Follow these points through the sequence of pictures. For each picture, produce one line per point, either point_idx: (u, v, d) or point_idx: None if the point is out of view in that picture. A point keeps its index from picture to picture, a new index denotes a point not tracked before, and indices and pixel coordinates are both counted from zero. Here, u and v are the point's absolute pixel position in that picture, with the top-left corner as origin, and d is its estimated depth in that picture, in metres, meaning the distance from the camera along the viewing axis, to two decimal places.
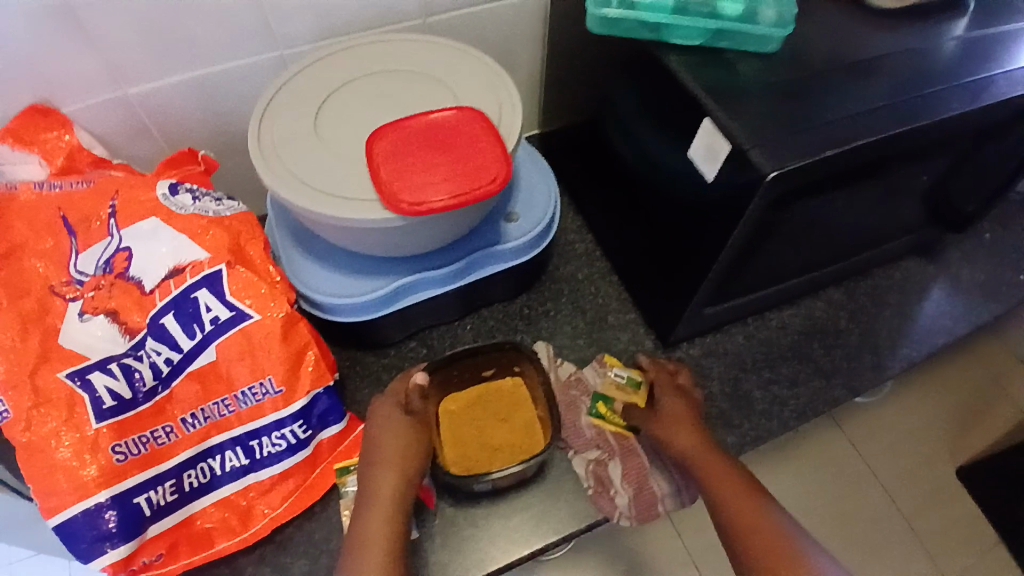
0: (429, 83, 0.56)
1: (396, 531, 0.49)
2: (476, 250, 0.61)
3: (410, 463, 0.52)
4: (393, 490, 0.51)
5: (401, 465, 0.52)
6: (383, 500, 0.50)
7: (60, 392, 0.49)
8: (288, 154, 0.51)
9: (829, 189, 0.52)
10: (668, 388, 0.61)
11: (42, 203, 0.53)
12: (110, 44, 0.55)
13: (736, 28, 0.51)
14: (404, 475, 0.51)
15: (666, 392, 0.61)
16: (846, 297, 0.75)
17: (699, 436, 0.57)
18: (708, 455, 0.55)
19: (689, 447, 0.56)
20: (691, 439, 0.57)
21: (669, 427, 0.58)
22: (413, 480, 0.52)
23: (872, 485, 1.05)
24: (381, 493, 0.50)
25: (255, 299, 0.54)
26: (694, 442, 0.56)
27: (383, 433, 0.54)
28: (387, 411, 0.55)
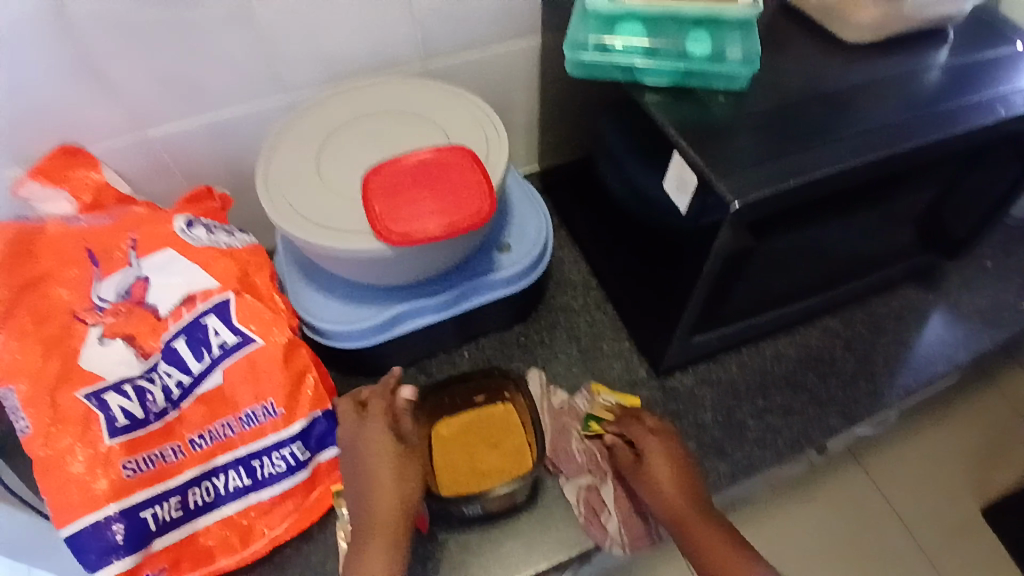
0: (424, 125, 0.61)
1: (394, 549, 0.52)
2: (469, 280, 0.64)
3: (405, 485, 0.54)
4: (394, 510, 0.53)
5: (402, 483, 0.54)
6: (383, 515, 0.52)
7: (76, 410, 0.52)
8: (291, 192, 0.55)
9: (804, 218, 0.54)
10: (650, 438, 0.58)
11: (68, 236, 0.57)
12: (132, 91, 0.61)
13: (704, 69, 0.54)
14: (403, 494, 0.53)
15: (647, 440, 0.58)
16: (842, 326, 0.75)
17: (680, 492, 0.55)
18: (685, 515, 0.53)
19: (669, 504, 0.54)
20: (671, 497, 0.55)
21: (649, 482, 0.56)
22: (414, 499, 0.54)
23: (896, 528, 0.99)
24: (379, 513, 0.52)
25: (259, 325, 0.57)
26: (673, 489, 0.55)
27: (374, 451, 0.55)
28: (376, 432, 0.56)
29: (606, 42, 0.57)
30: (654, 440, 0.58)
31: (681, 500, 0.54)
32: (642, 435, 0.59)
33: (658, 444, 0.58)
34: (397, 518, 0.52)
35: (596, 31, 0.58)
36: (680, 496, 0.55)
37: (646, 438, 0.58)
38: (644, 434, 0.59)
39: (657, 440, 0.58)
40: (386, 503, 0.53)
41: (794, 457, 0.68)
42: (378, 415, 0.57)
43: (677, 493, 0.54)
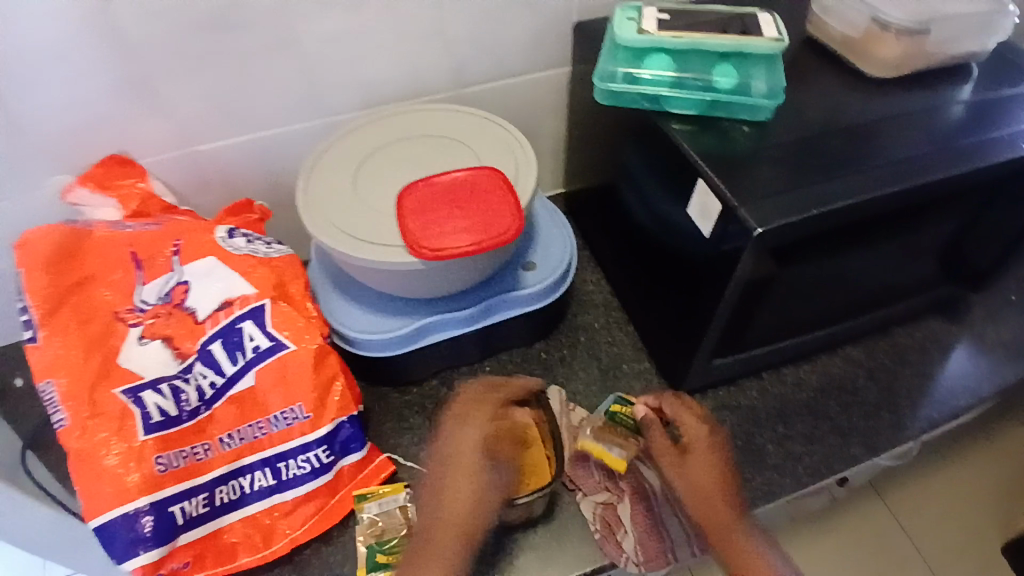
0: (457, 146, 0.63)
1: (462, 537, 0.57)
2: (494, 295, 0.66)
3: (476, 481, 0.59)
4: (466, 502, 0.58)
5: (480, 480, 0.59)
6: (461, 511, 0.57)
7: (113, 406, 0.55)
8: (329, 205, 0.58)
9: (826, 246, 0.55)
10: (691, 424, 0.65)
11: (115, 241, 0.61)
12: (185, 110, 0.65)
13: (730, 99, 0.57)
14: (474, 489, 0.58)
15: (686, 428, 0.64)
16: (865, 355, 0.75)
17: (714, 474, 0.61)
18: (716, 498, 0.59)
19: (703, 484, 0.60)
20: (705, 476, 0.61)
21: (687, 463, 0.62)
22: (490, 498, 0.58)
23: (917, 563, 1.02)
24: (451, 504, 0.58)
25: (292, 331, 0.59)
26: (705, 480, 0.60)
27: (458, 447, 0.61)
28: (467, 432, 0.62)
29: (635, 73, 0.59)
30: (695, 426, 0.64)
31: (715, 481, 0.61)
32: (682, 422, 0.65)
33: (697, 431, 0.64)
34: (468, 512, 0.57)
35: (625, 62, 0.60)
36: (713, 482, 0.60)
37: (686, 423, 0.65)
38: (686, 422, 0.65)
39: (696, 427, 0.64)
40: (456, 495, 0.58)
41: (815, 486, 0.67)
42: (474, 417, 0.63)
43: (708, 480, 0.60)
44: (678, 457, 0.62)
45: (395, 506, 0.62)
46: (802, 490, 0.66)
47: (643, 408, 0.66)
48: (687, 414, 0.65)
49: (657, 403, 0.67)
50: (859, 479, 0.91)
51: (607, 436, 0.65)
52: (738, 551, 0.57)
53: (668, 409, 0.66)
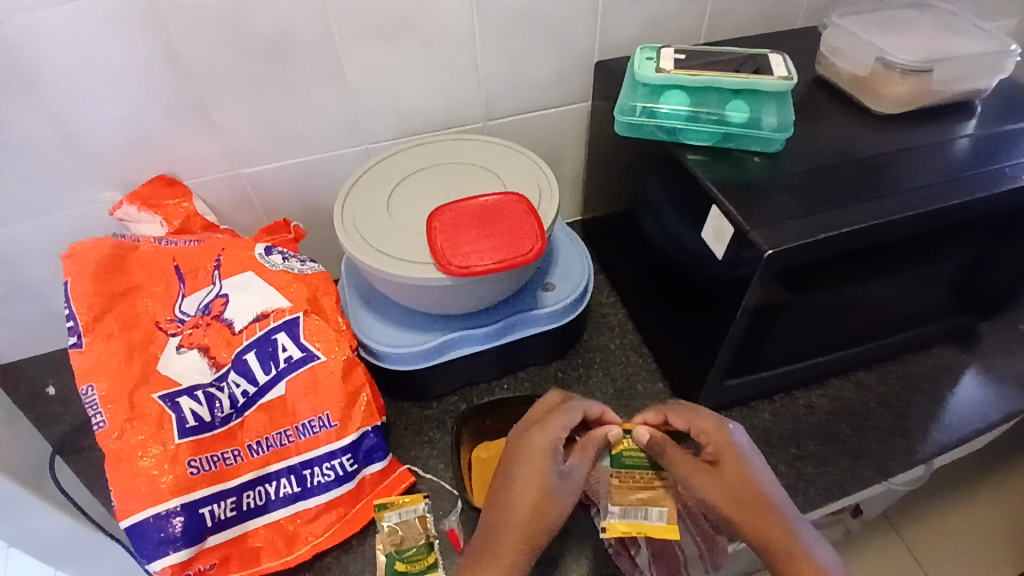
0: (484, 173, 0.68)
1: (527, 539, 0.49)
2: (515, 314, 0.69)
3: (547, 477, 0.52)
4: (533, 516, 0.50)
5: (555, 491, 0.51)
6: (529, 507, 0.50)
7: (152, 409, 0.58)
8: (364, 224, 0.62)
9: (835, 271, 0.57)
10: (705, 427, 0.55)
11: (160, 255, 0.64)
12: (233, 134, 0.70)
13: (742, 133, 0.60)
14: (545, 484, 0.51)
15: (703, 433, 0.55)
16: (876, 381, 0.76)
17: (753, 482, 0.51)
18: (757, 519, 0.49)
19: (745, 500, 0.50)
20: (745, 489, 0.50)
21: (716, 476, 0.51)
22: (557, 513, 0.51)
23: None
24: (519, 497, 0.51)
25: (323, 343, 0.62)
26: (739, 500, 0.50)
27: (538, 450, 0.53)
28: (550, 436, 0.54)
29: (653, 107, 0.64)
30: (711, 429, 0.55)
31: (753, 489, 0.50)
32: (696, 429, 0.55)
33: (721, 437, 0.54)
34: (535, 527, 0.50)
35: (643, 97, 0.65)
36: (749, 499, 0.50)
37: (703, 429, 0.55)
38: (698, 428, 0.55)
39: (714, 430, 0.55)
40: (523, 505, 0.50)
41: (827, 507, 0.68)
42: (559, 421, 0.55)
43: (740, 500, 0.50)
44: (707, 472, 0.51)
45: (414, 516, 0.64)
46: (814, 511, 0.67)
47: (645, 431, 0.55)
48: (697, 419, 0.56)
49: (662, 416, 0.58)
50: (872, 513, 0.95)
51: (629, 494, 0.52)
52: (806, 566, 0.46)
53: (676, 420, 0.57)
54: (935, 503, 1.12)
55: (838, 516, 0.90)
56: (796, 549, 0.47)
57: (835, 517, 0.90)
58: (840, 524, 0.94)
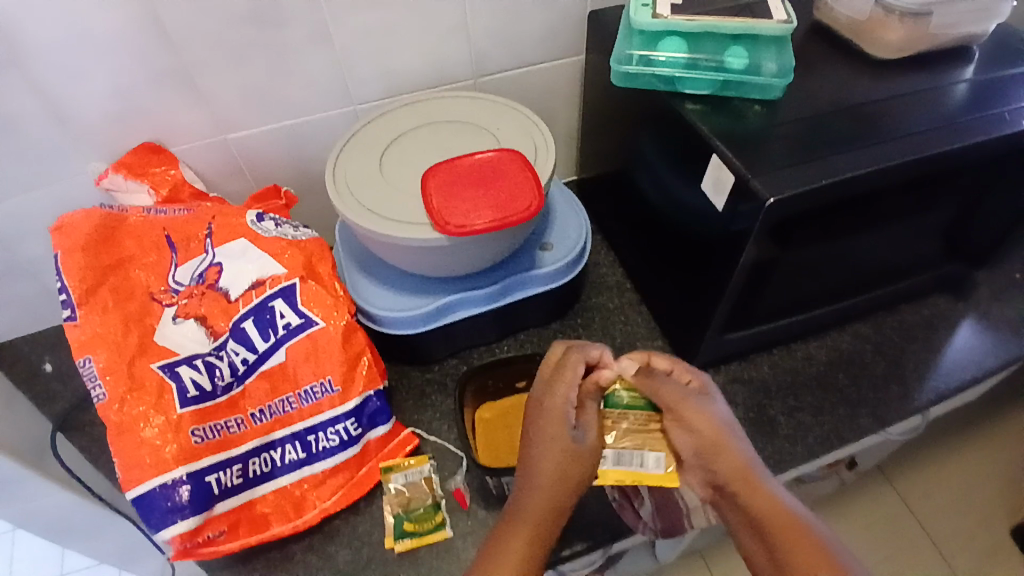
0: (477, 132, 0.66)
1: (551, 513, 0.49)
2: (514, 274, 0.68)
3: (563, 448, 0.50)
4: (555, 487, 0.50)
5: (571, 461, 0.50)
6: (548, 482, 0.50)
7: (152, 380, 0.57)
8: (356, 186, 0.61)
9: (836, 221, 0.57)
10: (687, 371, 0.55)
11: (149, 224, 0.63)
12: (215, 99, 0.67)
13: (742, 79, 0.59)
14: (563, 455, 0.50)
15: (682, 374, 0.55)
16: (873, 331, 0.77)
17: (729, 423, 0.52)
18: (738, 460, 0.49)
19: (722, 431, 0.51)
20: (721, 422, 0.51)
21: (702, 404, 0.52)
22: (578, 481, 0.50)
23: (922, 538, 1.09)
24: (537, 472, 0.50)
25: (321, 309, 0.62)
26: (719, 439, 0.50)
27: (552, 421, 0.51)
28: (560, 403, 0.52)
29: (650, 55, 0.62)
30: (693, 373, 0.55)
31: (731, 431, 0.51)
32: (677, 371, 0.55)
33: (699, 380, 0.55)
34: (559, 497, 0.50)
35: (639, 46, 0.63)
36: (728, 439, 0.50)
37: (685, 373, 0.55)
38: (680, 371, 0.55)
39: (694, 374, 0.55)
40: (547, 475, 0.50)
41: (825, 455, 0.69)
42: (568, 381, 0.53)
43: (723, 440, 0.50)
44: (695, 404, 0.51)
45: (420, 477, 0.66)
46: (814, 459, 0.68)
47: (632, 364, 0.53)
48: (679, 363, 0.55)
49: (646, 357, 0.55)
50: (867, 465, 1.00)
51: (625, 439, 0.52)
52: (778, 502, 0.47)
53: (659, 362, 0.55)
54: (926, 452, 1.15)
55: (834, 468, 0.96)
56: (768, 490, 0.48)
57: (832, 468, 0.95)
58: (836, 476, 0.99)
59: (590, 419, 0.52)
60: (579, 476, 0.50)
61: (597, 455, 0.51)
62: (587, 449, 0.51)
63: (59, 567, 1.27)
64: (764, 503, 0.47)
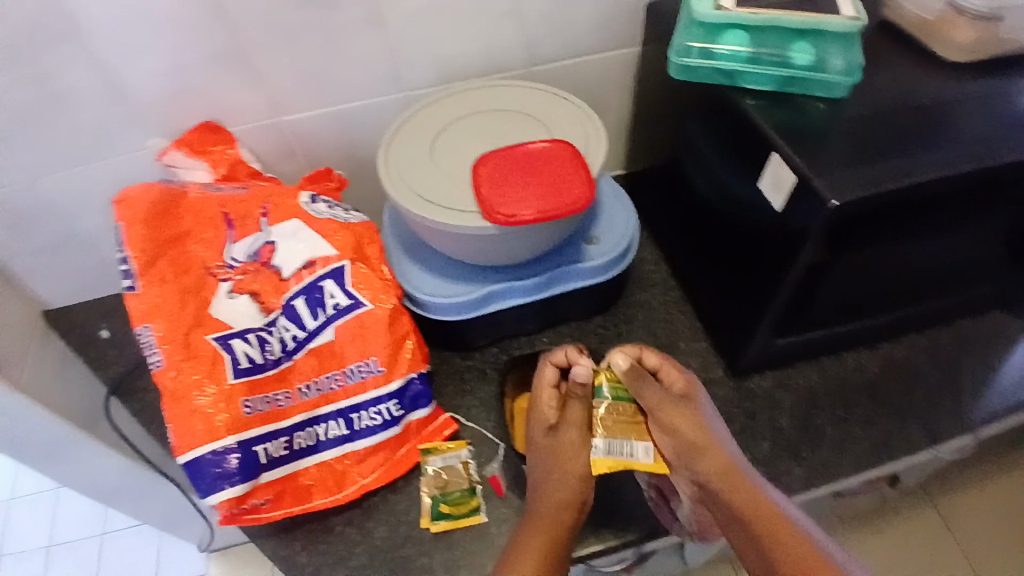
0: (530, 121, 0.66)
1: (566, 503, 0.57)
2: (559, 266, 0.68)
3: (552, 447, 0.59)
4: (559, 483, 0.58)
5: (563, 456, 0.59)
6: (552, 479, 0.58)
7: (206, 350, 0.60)
8: (408, 172, 0.61)
9: (900, 228, 0.55)
10: (673, 370, 0.59)
11: (208, 201, 0.65)
12: (274, 80, 0.69)
13: (806, 75, 0.58)
14: (554, 453, 0.59)
15: (670, 373, 0.58)
16: (928, 342, 0.74)
17: (709, 422, 0.57)
18: (717, 457, 0.56)
19: (702, 434, 0.56)
20: (701, 425, 0.56)
21: (682, 410, 0.56)
22: (579, 471, 0.58)
23: (963, 561, 1.05)
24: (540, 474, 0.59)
25: (370, 291, 0.63)
26: (701, 439, 0.56)
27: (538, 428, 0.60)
28: (542, 411, 0.60)
29: (711, 48, 0.61)
30: (678, 372, 0.59)
31: (710, 430, 0.57)
32: (665, 370, 0.59)
33: (683, 378, 0.59)
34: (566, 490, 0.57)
35: (699, 37, 0.62)
36: (707, 439, 0.56)
37: (671, 372, 0.58)
38: (668, 370, 0.59)
39: (680, 374, 0.59)
40: (548, 473, 0.59)
41: (872, 469, 0.67)
42: (547, 385, 0.60)
43: (703, 441, 0.56)
44: (675, 406, 0.56)
45: (457, 461, 0.67)
46: (860, 472, 0.66)
47: (621, 360, 0.56)
48: (666, 362, 0.59)
49: (637, 351, 0.59)
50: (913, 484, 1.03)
51: (616, 428, 0.55)
52: (754, 496, 0.54)
53: (650, 359, 0.59)
54: (973, 476, 1.13)
55: (880, 485, 0.98)
56: (746, 485, 0.55)
57: (878, 485, 0.97)
58: (878, 492, 1.02)
59: (571, 416, 0.59)
60: (580, 468, 0.58)
61: (586, 446, 0.58)
62: (574, 440, 0.58)
63: (102, 528, 1.35)
64: (742, 498, 0.54)
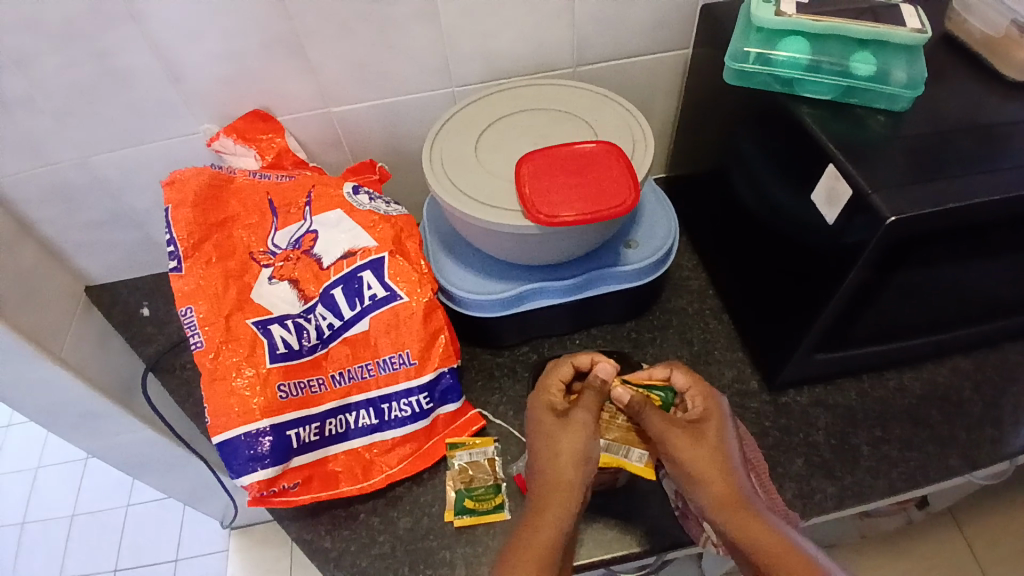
0: (575, 122, 0.65)
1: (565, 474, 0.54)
2: (596, 268, 0.68)
3: (554, 423, 0.56)
4: (555, 455, 0.55)
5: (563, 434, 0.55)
6: (550, 451, 0.55)
7: (246, 334, 0.61)
8: (452, 167, 0.62)
9: (954, 248, 0.53)
10: (698, 395, 0.57)
11: (254, 187, 0.66)
12: (324, 72, 0.70)
13: (867, 86, 0.56)
14: (554, 431, 0.56)
15: (695, 398, 0.57)
16: (973, 367, 0.72)
17: (727, 453, 0.54)
18: (728, 495, 0.52)
19: (711, 468, 0.53)
20: (714, 458, 0.53)
21: (692, 439, 0.54)
22: (579, 447, 0.54)
23: None
24: (538, 445, 0.56)
25: (407, 284, 0.63)
26: (709, 473, 0.53)
27: (541, 407, 0.58)
28: (549, 396, 0.59)
29: (769, 53, 0.59)
30: (704, 398, 0.57)
31: (727, 463, 0.54)
32: (691, 393, 0.58)
33: (707, 404, 0.57)
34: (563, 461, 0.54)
35: (758, 43, 0.60)
36: (716, 472, 0.53)
37: (694, 396, 0.58)
38: (695, 394, 0.58)
39: (704, 399, 0.57)
40: (545, 447, 0.56)
41: (908, 493, 0.65)
42: (561, 378, 0.59)
43: (712, 476, 0.52)
44: (686, 431, 0.54)
45: (483, 457, 0.67)
46: (895, 496, 0.64)
47: (626, 392, 0.55)
48: (696, 384, 0.58)
49: (667, 372, 0.59)
50: (938, 507, 1.07)
51: (617, 434, 0.57)
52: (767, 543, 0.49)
53: (679, 379, 0.58)
54: (997, 502, 1.14)
55: (903, 504, 1.03)
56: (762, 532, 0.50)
57: (901, 506, 1.02)
58: (904, 512, 1.06)
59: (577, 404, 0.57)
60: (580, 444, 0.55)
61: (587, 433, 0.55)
62: (580, 421, 0.55)
63: (125, 502, 1.39)
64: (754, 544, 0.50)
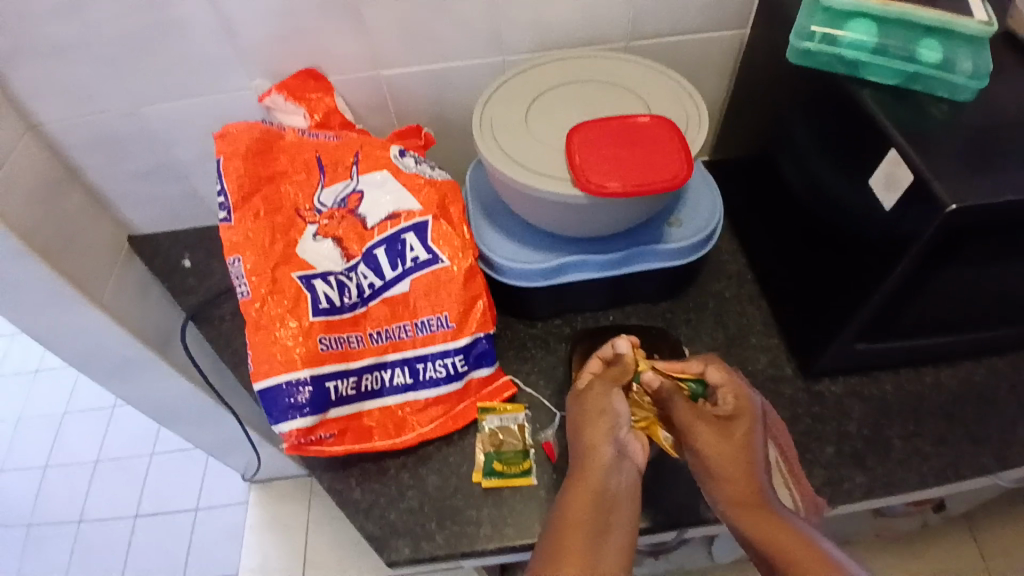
0: (626, 95, 0.65)
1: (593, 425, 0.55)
2: (637, 245, 0.68)
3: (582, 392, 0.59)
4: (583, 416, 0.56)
5: (587, 400, 0.57)
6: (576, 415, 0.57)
7: (291, 287, 0.63)
8: (501, 133, 0.62)
9: (1013, 243, 0.52)
10: (732, 393, 0.57)
11: (303, 145, 0.66)
12: (376, 32, 0.70)
13: (932, 74, 0.55)
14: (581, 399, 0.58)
15: (726, 395, 0.57)
16: (1011, 367, 0.71)
17: (750, 453, 0.53)
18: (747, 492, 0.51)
19: (730, 463, 0.52)
20: (735, 455, 0.53)
21: (715, 432, 0.54)
22: (602, 404, 0.56)
23: None
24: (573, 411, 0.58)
25: (449, 248, 0.65)
26: (728, 468, 0.52)
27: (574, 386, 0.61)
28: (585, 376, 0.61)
29: (835, 34, 0.58)
30: (737, 396, 0.57)
31: (749, 463, 0.53)
32: (723, 389, 0.58)
33: (740, 403, 0.56)
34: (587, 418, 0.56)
35: (824, 22, 0.59)
36: (736, 468, 0.52)
37: (726, 391, 0.58)
38: (728, 391, 0.58)
39: (738, 399, 0.57)
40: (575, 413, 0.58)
41: (938, 488, 0.65)
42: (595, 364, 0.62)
43: (731, 471, 0.52)
44: (711, 424, 0.54)
45: (514, 423, 0.68)
46: (925, 490, 0.64)
47: (656, 378, 0.57)
48: (731, 382, 0.58)
49: (702, 367, 0.60)
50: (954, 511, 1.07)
51: (644, 414, 0.59)
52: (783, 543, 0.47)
53: (712, 374, 0.59)
54: (1016, 511, 1.13)
55: (920, 506, 1.03)
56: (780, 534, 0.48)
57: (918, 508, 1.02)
58: (919, 515, 1.06)
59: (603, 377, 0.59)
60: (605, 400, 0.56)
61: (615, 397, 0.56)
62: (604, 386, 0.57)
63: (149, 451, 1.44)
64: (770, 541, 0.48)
